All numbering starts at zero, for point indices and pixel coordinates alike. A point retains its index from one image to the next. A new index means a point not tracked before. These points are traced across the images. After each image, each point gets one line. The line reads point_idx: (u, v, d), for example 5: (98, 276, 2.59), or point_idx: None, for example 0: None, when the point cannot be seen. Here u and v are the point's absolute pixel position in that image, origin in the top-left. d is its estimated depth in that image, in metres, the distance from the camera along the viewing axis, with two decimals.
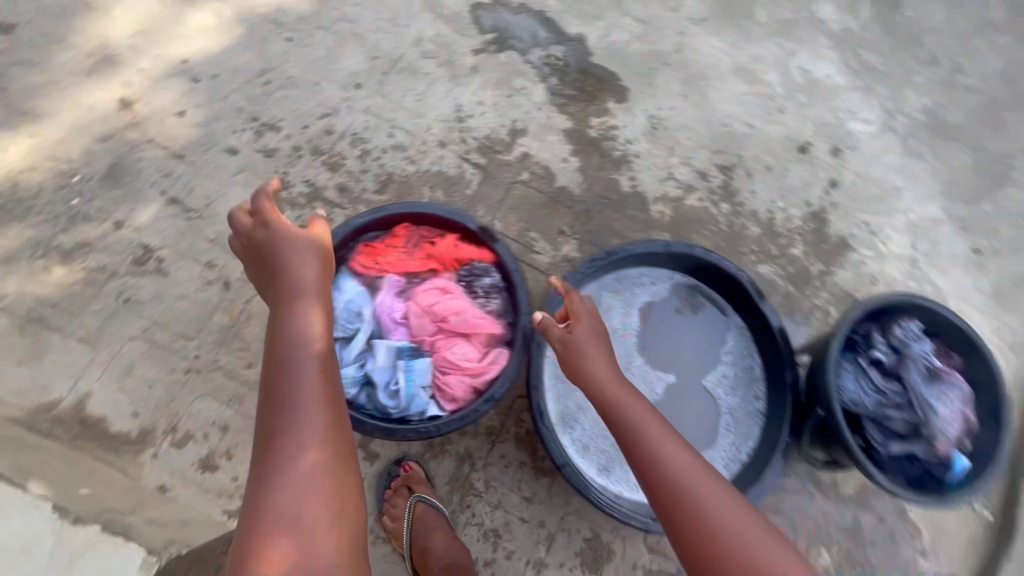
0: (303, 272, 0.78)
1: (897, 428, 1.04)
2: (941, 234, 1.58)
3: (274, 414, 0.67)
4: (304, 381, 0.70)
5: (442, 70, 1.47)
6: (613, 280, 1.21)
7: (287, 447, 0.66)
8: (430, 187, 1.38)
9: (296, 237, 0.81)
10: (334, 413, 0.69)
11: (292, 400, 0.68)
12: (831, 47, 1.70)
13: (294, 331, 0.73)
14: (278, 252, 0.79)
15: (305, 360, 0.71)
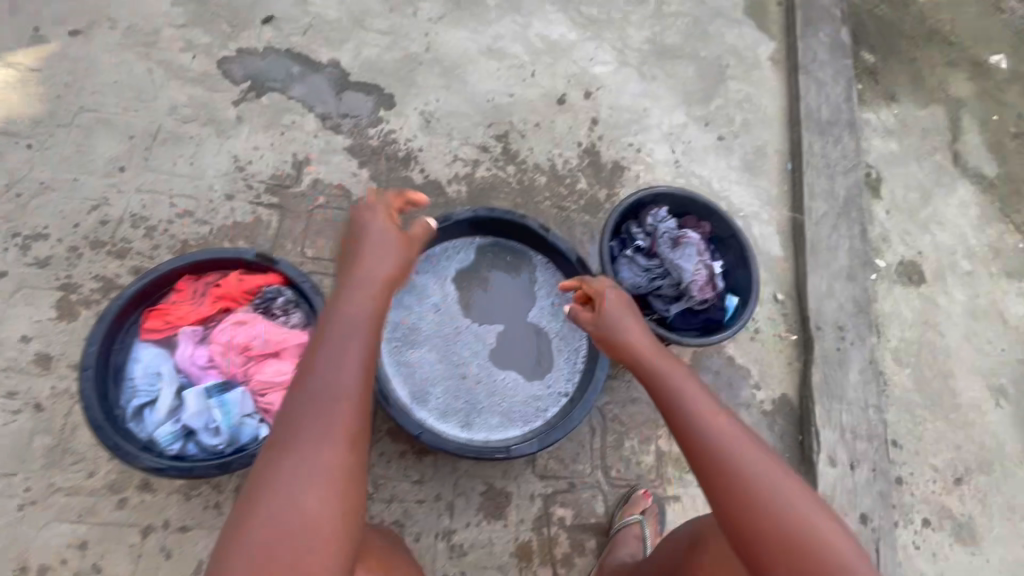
0: (376, 271, 0.94)
1: (669, 293, 1.27)
2: (690, 134, 1.88)
3: (308, 395, 0.78)
4: (338, 375, 0.80)
5: (207, 129, 1.50)
6: (421, 262, 1.31)
7: (312, 428, 0.76)
8: (231, 240, 1.40)
9: (390, 235, 1.00)
10: (354, 408, 0.79)
11: (320, 389, 0.79)
12: (557, 11, 1.97)
13: (344, 323, 0.85)
14: (374, 247, 0.98)
15: (345, 356, 0.82)
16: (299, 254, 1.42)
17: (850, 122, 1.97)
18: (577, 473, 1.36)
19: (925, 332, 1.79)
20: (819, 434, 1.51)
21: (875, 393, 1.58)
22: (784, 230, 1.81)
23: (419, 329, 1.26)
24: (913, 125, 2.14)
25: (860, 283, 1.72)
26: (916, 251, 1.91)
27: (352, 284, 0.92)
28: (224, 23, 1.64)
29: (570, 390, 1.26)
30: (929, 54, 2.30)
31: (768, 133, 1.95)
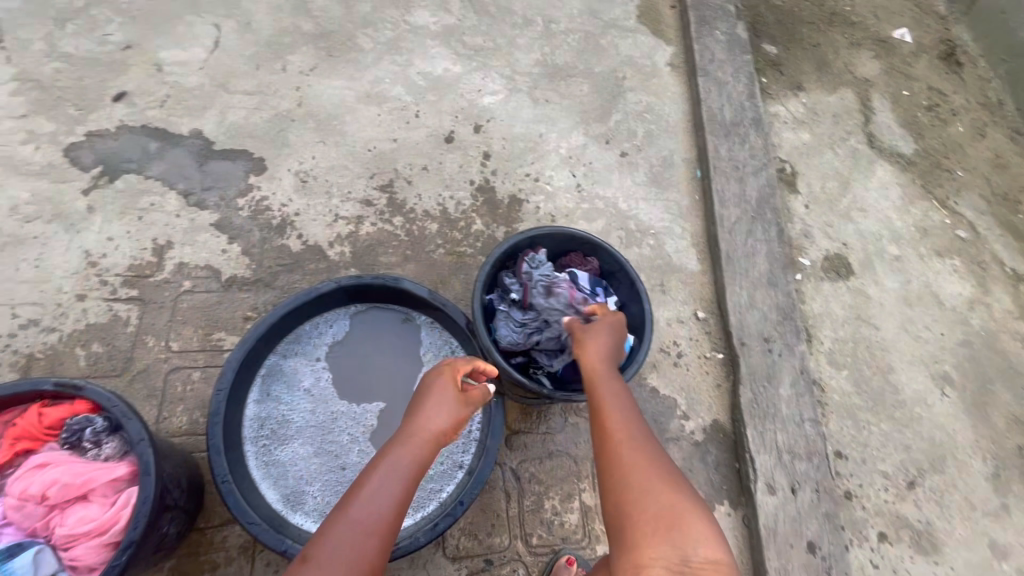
0: (432, 425, 0.89)
1: (551, 347, 1.20)
2: (591, 154, 1.81)
3: (349, 522, 0.77)
4: (380, 503, 0.79)
5: (55, 226, 1.39)
6: (289, 344, 1.20)
7: (342, 549, 0.74)
8: (84, 344, 1.27)
9: (448, 393, 0.94)
10: (386, 544, 0.78)
11: (364, 514, 0.77)
12: (438, 45, 1.90)
13: (395, 462, 0.84)
14: (431, 397, 0.93)
15: (392, 487, 0.81)
16: (163, 349, 1.29)
17: (756, 119, 1.91)
18: (493, 548, 1.23)
19: (860, 328, 1.70)
20: (754, 459, 1.41)
21: (809, 405, 1.49)
22: (699, 242, 1.73)
23: (290, 421, 1.15)
24: (825, 111, 2.08)
25: (782, 288, 1.64)
26: (841, 243, 1.83)
27: (414, 424, 0.89)
28: (71, 107, 1.55)
29: (466, 463, 1.15)
30: (833, 37, 2.26)
31: (673, 142, 1.89)
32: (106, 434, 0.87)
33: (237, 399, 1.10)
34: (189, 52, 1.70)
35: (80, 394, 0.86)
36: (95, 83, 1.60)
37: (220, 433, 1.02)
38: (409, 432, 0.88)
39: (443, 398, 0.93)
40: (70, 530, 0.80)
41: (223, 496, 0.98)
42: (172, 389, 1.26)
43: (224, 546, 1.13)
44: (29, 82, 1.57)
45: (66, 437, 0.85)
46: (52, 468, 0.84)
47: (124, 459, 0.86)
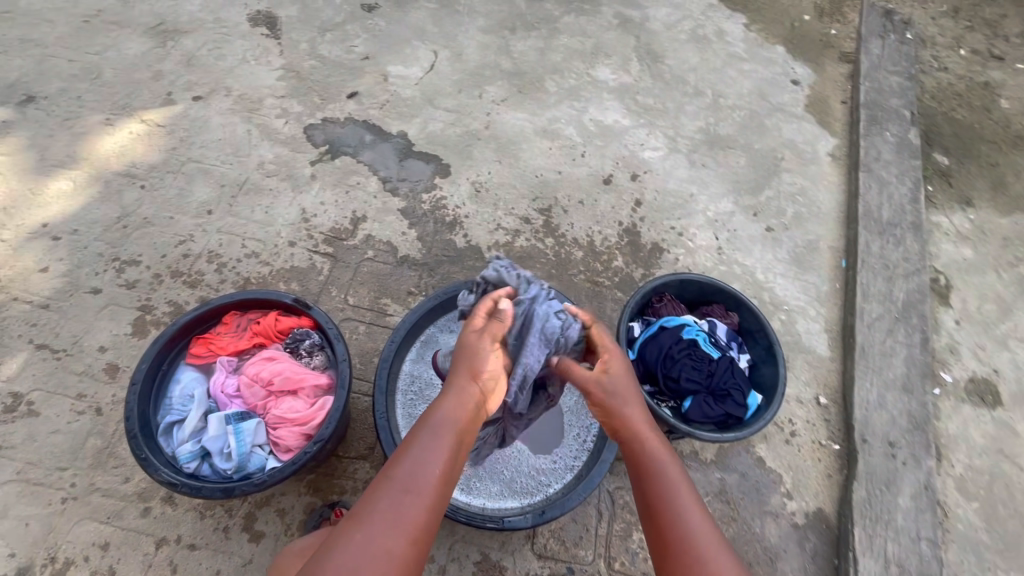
0: (469, 389, 0.87)
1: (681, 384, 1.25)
2: (737, 222, 1.88)
3: (396, 487, 0.75)
4: (428, 468, 0.78)
5: (285, 184, 1.72)
6: (446, 321, 1.38)
7: (391, 518, 0.73)
8: (285, 282, 1.55)
9: (483, 347, 0.91)
10: (436, 508, 0.77)
11: (410, 479, 0.77)
12: (614, 98, 2.10)
13: (439, 424, 0.82)
14: (466, 350, 0.92)
15: (437, 455, 0.79)
16: (342, 300, 1.53)
17: (916, 224, 1.88)
18: (577, 559, 1.28)
19: (1000, 463, 1.57)
20: (858, 561, 1.34)
21: (929, 525, 1.40)
22: (832, 329, 1.72)
23: (434, 385, 1.32)
24: (994, 231, 1.99)
25: (918, 397, 1.57)
26: (992, 369, 1.72)
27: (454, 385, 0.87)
28: (316, 96, 1.92)
29: (576, 467, 1.23)
30: (1015, 160, 2.17)
31: (822, 228, 1.91)
32: (317, 349, 1.08)
33: (400, 353, 1.29)
34: (410, 69, 2.04)
35: (308, 312, 1.09)
36: (337, 81, 1.97)
37: (385, 377, 1.22)
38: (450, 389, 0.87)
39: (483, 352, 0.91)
40: (281, 415, 1.00)
41: (378, 430, 1.16)
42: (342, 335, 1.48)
43: (354, 477, 1.29)
44: (290, 71, 1.97)
45: (290, 342, 1.08)
46: (274, 364, 1.05)
47: (323, 373, 1.05)
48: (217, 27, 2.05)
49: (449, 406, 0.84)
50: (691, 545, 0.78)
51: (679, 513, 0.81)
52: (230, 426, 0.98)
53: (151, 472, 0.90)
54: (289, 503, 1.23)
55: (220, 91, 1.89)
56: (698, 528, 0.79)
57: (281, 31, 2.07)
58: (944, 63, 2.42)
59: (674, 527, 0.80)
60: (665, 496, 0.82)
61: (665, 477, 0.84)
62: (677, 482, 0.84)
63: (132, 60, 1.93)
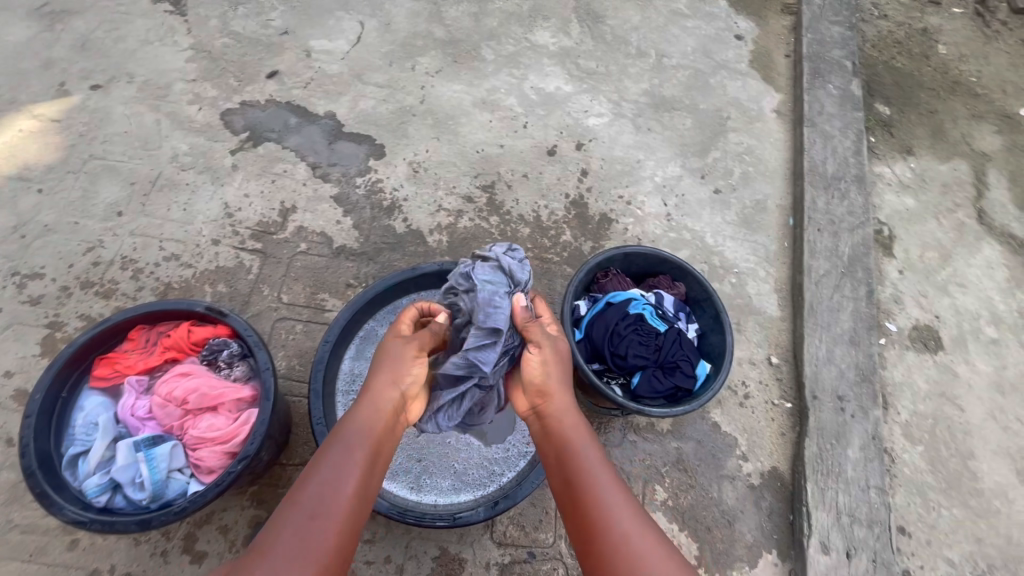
0: (381, 397, 0.89)
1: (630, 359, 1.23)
2: (685, 186, 1.84)
3: (302, 508, 0.73)
4: (340, 485, 0.77)
5: (203, 177, 1.59)
6: (385, 313, 1.31)
7: (299, 540, 0.70)
8: (211, 284, 1.44)
9: (402, 350, 0.94)
10: (348, 525, 0.75)
11: (321, 497, 0.75)
12: (554, 63, 2.01)
13: (349, 440, 0.82)
14: (386, 357, 0.93)
15: (349, 469, 0.79)
16: (274, 299, 1.44)
17: (859, 176, 1.88)
18: (537, 542, 1.27)
19: (943, 406, 1.63)
20: (811, 514, 1.38)
21: (877, 472, 1.44)
22: (782, 288, 1.72)
23: None
24: (934, 179, 2.02)
25: (864, 349, 1.60)
26: (934, 316, 1.76)
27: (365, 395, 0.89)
28: (232, 77, 1.77)
29: (529, 454, 1.20)
30: (953, 106, 2.19)
31: (769, 187, 1.89)
32: (238, 358, 1.00)
33: (337, 352, 1.22)
34: (334, 43, 1.89)
35: (224, 320, 1.00)
36: (254, 59, 1.81)
37: (321, 379, 1.15)
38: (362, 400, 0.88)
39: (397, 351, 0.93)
40: (201, 434, 0.93)
41: (317, 436, 1.10)
42: (277, 335, 1.40)
43: None
44: (200, 51, 1.80)
45: (206, 354, 0.99)
46: (189, 380, 0.97)
47: (244, 384, 0.97)
48: (112, 5, 1.85)
49: (359, 417, 0.85)
50: (606, 524, 0.79)
51: (590, 489, 0.83)
52: (141, 454, 0.91)
53: (54, 512, 0.82)
54: (231, 519, 1.17)
55: (122, 78, 1.72)
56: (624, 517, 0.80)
57: (186, 6, 1.88)
58: (884, 10, 2.41)
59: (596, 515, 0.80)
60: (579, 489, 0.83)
61: (584, 471, 0.85)
62: (600, 476, 0.85)
63: (17, 48, 1.73)
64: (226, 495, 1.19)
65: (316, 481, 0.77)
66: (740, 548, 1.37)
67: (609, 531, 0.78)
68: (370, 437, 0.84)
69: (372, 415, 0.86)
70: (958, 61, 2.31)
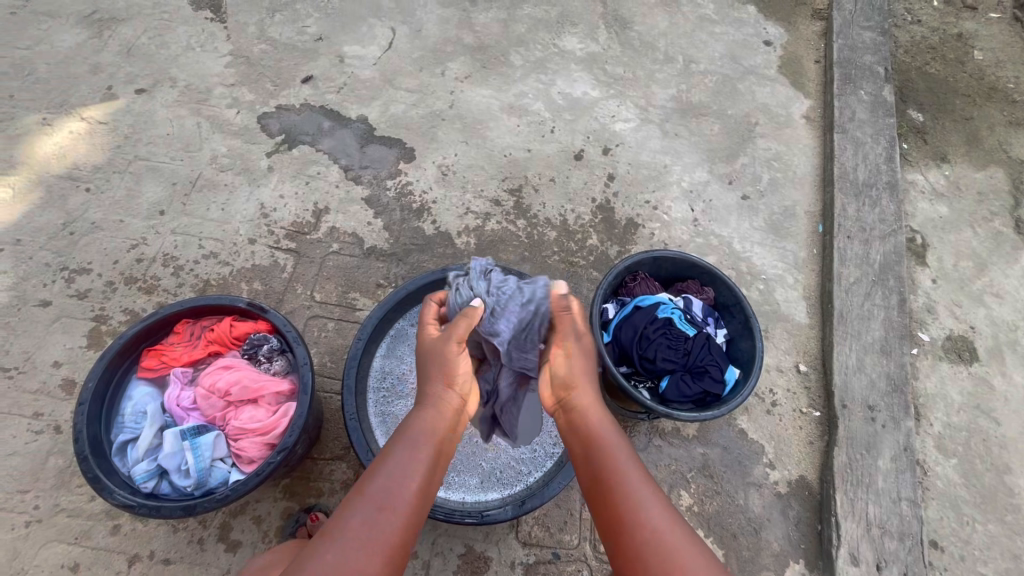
0: (441, 394, 0.91)
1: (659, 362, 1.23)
2: (712, 192, 1.84)
3: (369, 502, 0.75)
4: (404, 482, 0.79)
5: (240, 178, 1.64)
6: (416, 313, 1.33)
7: (363, 533, 0.72)
8: (247, 282, 1.48)
9: (444, 346, 0.93)
10: (412, 520, 0.77)
11: (385, 491, 0.77)
12: (582, 69, 2.03)
13: (413, 439, 0.84)
14: (435, 353, 0.93)
15: (412, 468, 0.80)
16: (307, 297, 1.48)
17: (891, 183, 1.86)
18: (562, 544, 1.28)
19: (978, 418, 1.59)
20: (840, 525, 1.35)
21: (909, 484, 1.41)
22: (810, 295, 1.70)
23: (409, 380, 1.28)
24: (969, 187, 1.98)
25: (896, 358, 1.57)
26: (968, 326, 1.73)
27: (426, 394, 0.91)
28: (269, 82, 1.82)
29: (556, 454, 1.21)
30: (989, 112, 2.15)
31: (798, 193, 1.88)
32: (277, 353, 1.03)
33: (369, 350, 1.24)
34: (366, 49, 1.94)
35: (264, 315, 1.03)
36: (290, 65, 1.87)
37: (353, 376, 1.18)
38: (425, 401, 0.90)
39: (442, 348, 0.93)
40: (242, 425, 0.96)
41: (350, 432, 1.13)
42: (310, 332, 1.43)
43: (331, 479, 1.26)
44: (238, 57, 1.86)
45: (247, 347, 1.02)
46: (230, 373, 1.00)
47: (282, 378, 1.00)
48: (157, 13, 1.92)
49: (423, 419, 0.87)
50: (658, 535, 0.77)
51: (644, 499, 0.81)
52: (186, 442, 0.94)
53: (106, 495, 0.86)
54: (265, 510, 1.20)
55: (164, 83, 1.79)
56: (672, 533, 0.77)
57: (226, 13, 1.95)
58: (917, 16, 2.37)
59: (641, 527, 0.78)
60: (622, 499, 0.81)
61: (633, 480, 0.83)
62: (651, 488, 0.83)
63: (67, 53, 1.81)
64: (260, 487, 1.23)
65: (380, 476, 0.79)
66: (766, 557, 1.36)
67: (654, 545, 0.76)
68: (433, 436, 0.86)
69: (433, 413, 0.88)
70: (995, 67, 2.26)
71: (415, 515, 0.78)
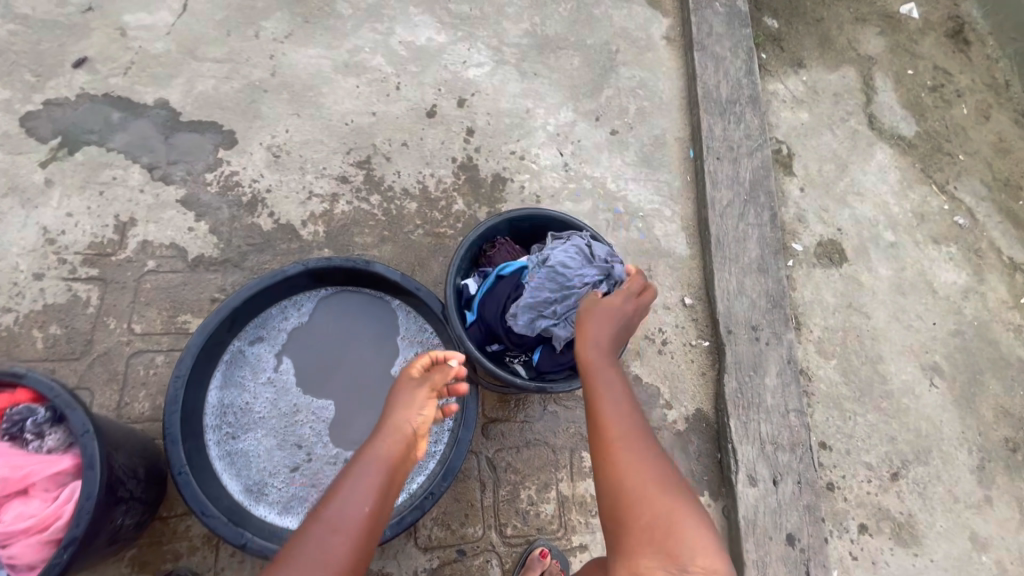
0: (401, 421, 0.88)
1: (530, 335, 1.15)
2: (580, 132, 1.73)
3: (325, 526, 0.72)
4: (358, 506, 0.75)
5: (9, 200, 1.32)
6: (253, 329, 1.15)
7: (312, 558, 0.69)
8: (42, 327, 1.22)
9: (415, 386, 0.92)
10: (365, 546, 0.74)
11: (343, 512, 0.74)
12: (422, 11, 1.79)
13: (374, 462, 0.81)
14: (404, 387, 0.92)
15: (369, 491, 0.77)
16: (125, 332, 1.24)
17: (754, 96, 1.82)
18: (466, 539, 1.21)
19: (851, 316, 1.66)
20: (736, 450, 1.38)
21: (795, 396, 1.45)
22: (688, 225, 1.67)
23: (253, 409, 1.11)
24: (826, 89, 2.00)
25: (773, 275, 1.58)
26: (836, 229, 1.78)
27: (390, 419, 0.87)
28: (27, 73, 1.46)
29: (437, 454, 1.12)
30: (838, 10, 2.16)
31: (666, 120, 1.81)
32: (50, 425, 0.83)
33: (197, 386, 1.05)
34: (154, 15, 1.59)
35: (22, 382, 0.82)
36: (54, 47, 1.50)
37: (178, 422, 0.98)
38: (386, 429, 0.86)
39: (410, 383, 0.93)
40: (8, 527, 0.76)
41: (181, 489, 0.94)
42: (135, 373, 1.21)
43: (188, 536, 1.10)
44: None
45: (4, 427, 0.81)
46: None
47: (59, 456, 0.81)
48: None
49: (376, 445, 0.83)
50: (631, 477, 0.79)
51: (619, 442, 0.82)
52: None
53: None
54: None
55: None
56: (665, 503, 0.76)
57: None
58: None
59: (637, 492, 0.77)
60: (616, 448, 0.81)
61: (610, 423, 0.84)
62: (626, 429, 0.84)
63: None
64: (98, 568, 1.05)
65: (343, 497, 0.76)
66: None
67: (634, 501, 0.77)
68: (390, 462, 0.82)
69: (395, 441, 0.85)
70: None
71: (366, 542, 0.74)
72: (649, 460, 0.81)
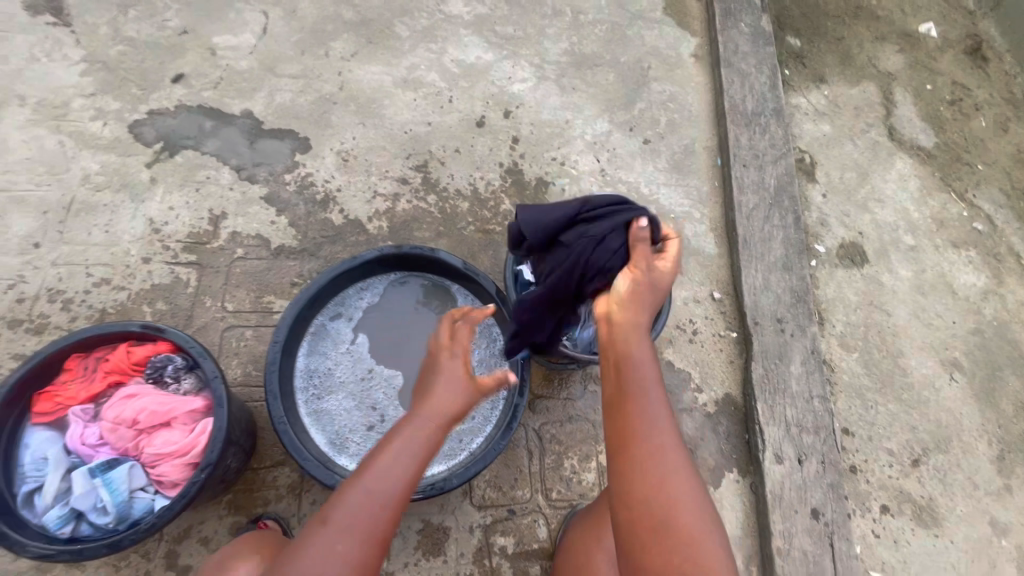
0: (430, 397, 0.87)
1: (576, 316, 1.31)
2: (615, 141, 1.88)
3: (345, 511, 0.78)
4: (381, 490, 0.80)
5: (121, 195, 1.52)
6: (333, 307, 1.31)
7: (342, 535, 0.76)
8: (150, 303, 1.40)
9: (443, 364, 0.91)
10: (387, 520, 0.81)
11: (366, 497, 0.79)
12: (472, 33, 1.98)
13: (397, 448, 0.83)
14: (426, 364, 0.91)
15: (391, 472, 0.81)
16: (219, 309, 1.42)
17: (777, 109, 1.96)
18: (516, 500, 1.34)
19: (873, 313, 1.76)
20: (763, 431, 1.49)
21: (819, 383, 1.56)
22: (716, 226, 1.80)
23: (333, 375, 1.27)
24: (846, 103, 2.12)
25: (797, 272, 1.70)
26: (857, 232, 1.89)
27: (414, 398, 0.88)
28: (134, 88, 1.67)
29: (493, 418, 1.26)
30: (857, 30, 2.29)
31: (695, 130, 1.95)
32: (185, 371, 1.00)
33: (290, 352, 1.21)
34: (239, 38, 1.80)
35: (163, 336, 0.98)
36: (155, 65, 1.72)
37: (276, 380, 1.13)
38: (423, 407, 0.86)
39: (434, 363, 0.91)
40: (158, 451, 0.93)
41: (280, 435, 1.09)
42: (228, 345, 1.38)
43: (275, 485, 1.25)
44: (94, 64, 1.69)
45: (150, 372, 0.98)
46: (138, 401, 0.96)
47: (193, 396, 0.97)
48: None
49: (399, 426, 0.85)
50: (661, 478, 0.82)
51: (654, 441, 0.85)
52: (98, 480, 0.91)
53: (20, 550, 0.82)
54: (210, 530, 1.18)
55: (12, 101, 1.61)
56: (689, 503, 0.82)
57: (70, 14, 1.74)
58: None
59: (659, 474, 0.82)
60: (651, 449, 0.84)
61: (649, 415, 0.86)
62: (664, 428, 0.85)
63: None
64: (200, 508, 1.20)
65: (362, 483, 0.80)
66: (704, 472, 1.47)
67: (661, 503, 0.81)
68: (418, 439, 0.84)
69: (420, 424, 0.85)
70: None
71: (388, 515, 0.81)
72: (681, 462, 0.84)
